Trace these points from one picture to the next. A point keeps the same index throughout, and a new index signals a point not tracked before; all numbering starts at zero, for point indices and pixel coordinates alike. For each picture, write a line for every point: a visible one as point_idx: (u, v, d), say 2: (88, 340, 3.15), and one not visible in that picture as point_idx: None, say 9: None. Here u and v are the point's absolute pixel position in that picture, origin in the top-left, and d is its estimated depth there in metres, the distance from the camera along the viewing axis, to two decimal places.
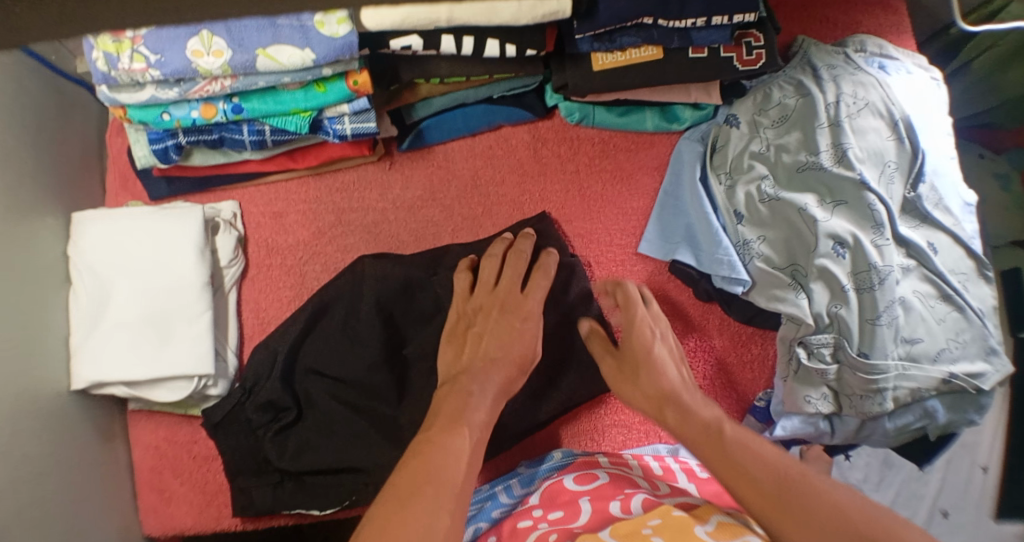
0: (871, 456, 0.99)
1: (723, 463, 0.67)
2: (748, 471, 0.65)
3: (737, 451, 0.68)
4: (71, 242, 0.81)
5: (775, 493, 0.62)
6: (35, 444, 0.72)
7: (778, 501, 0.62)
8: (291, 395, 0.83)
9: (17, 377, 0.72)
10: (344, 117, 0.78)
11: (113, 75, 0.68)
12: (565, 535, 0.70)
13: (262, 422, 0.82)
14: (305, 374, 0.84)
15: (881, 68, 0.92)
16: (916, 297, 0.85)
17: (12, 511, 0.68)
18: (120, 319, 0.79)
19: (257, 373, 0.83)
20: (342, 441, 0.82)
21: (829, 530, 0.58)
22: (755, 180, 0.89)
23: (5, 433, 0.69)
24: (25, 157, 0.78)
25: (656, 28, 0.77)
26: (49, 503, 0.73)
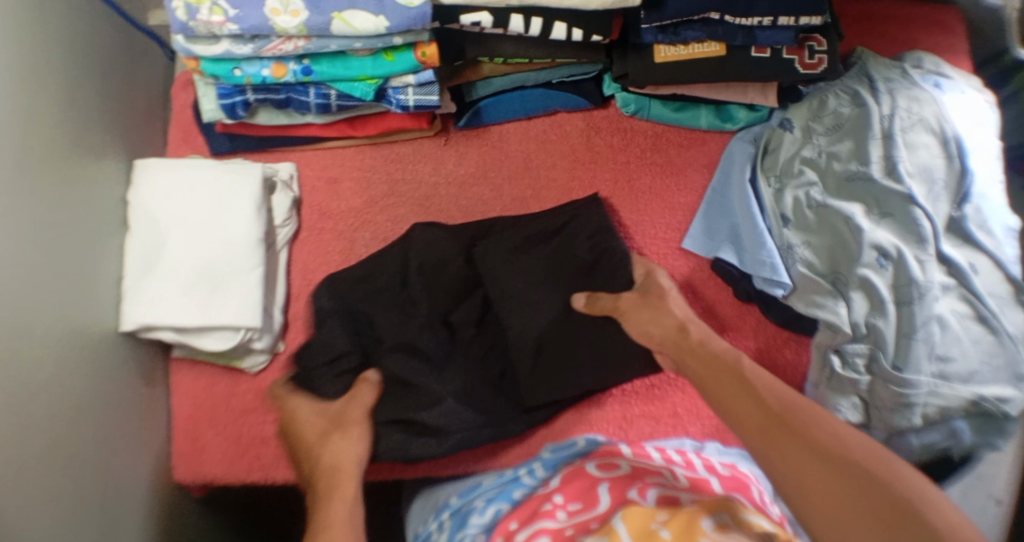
0: None
1: (733, 397, 0.71)
2: (750, 401, 0.69)
3: (744, 382, 0.71)
4: (130, 187, 0.83)
5: (773, 422, 0.67)
6: (80, 379, 0.74)
7: (775, 432, 0.66)
8: (351, 341, 0.84)
9: (69, 313, 0.74)
10: (408, 88, 0.79)
11: (190, 26, 0.69)
12: (580, 531, 0.75)
13: (334, 372, 0.83)
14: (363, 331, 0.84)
15: (937, 85, 0.92)
16: (953, 315, 0.86)
17: (53, 441, 0.70)
18: (173, 264, 0.81)
19: (328, 323, 0.84)
20: (398, 396, 0.82)
21: (826, 460, 0.63)
22: (803, 186, 0.90)
23: (54, 366, 0.71)
24: (93, 100, 0.80)
25: (721, 25, 0.78)
26: (88, 438, 0.75)
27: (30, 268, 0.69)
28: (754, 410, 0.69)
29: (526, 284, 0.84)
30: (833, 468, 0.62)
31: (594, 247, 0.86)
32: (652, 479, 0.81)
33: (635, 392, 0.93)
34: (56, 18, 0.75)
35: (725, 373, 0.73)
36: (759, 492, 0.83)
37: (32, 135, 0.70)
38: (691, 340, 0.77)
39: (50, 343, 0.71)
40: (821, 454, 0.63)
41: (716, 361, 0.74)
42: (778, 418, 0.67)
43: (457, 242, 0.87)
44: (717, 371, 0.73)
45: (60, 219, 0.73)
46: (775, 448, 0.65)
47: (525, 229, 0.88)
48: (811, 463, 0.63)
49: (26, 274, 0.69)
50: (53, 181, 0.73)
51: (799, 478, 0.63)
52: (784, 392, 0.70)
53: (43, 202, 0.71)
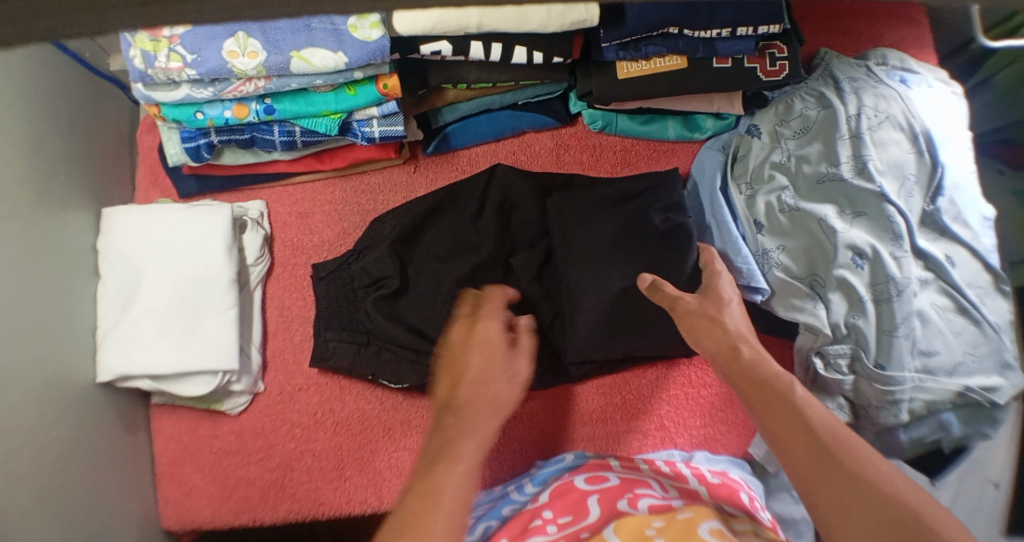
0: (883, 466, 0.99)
1: (780, 420, 0.67)
2: (802, 431, 0.65)
3: (797, 407, 0.66)
4: (100, 235, 0.83)
5: (819, 453, 0.62)
6: (61, 432, 0.74)
7: (818, 464, 0.61)
8: (397, 266, 0.85)
9: (45, 365, 0.73)
10: (373, 120, 0.79)
11: (149, 73, 0.69)
12: (572, 537, 0.71)
13: (373, 296, 0.85)
14: (418, 271, 0.86)
15: (903, 81, 0.93)
16: (933, 309, 0.86)
17: (38, 498, 0.69)
18: (146, 312, 0.80)
19: (371, 260, 0.85)
20: (428, 317, 0.84)
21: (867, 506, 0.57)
22: (775, 190, 0.90)
23: (33, 421, 0.70)
24: (58, 149, 0.79)
25: (681, 38, 0.77)
26: (73, 491, 0.74)
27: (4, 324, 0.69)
28: (800, 441, 0.64)
29: (594, 257, 0.85)
30: (871, 508, 0.57)
31: (668, 221, 0.85)
32: (641, 490, 0.78)
33: (621, 407, 0.93)
34: (15, 70, 0.74)
35: (772, 395, 0.69)
36: (749, 498, 0.81)
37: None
38: (743, 360, 0.73)
39: (28, 399, 0.70)
40: (867, 495, 0.58)
41: (768, 383, 0.70)
42: (827, 453, 0.62)
43: (534, 187, 0.89)
44: (767, 391, 0.69)
45: (30, 270, 0.73)
46: (815, 482, 0.61)
47: (577, 201, 0.87)
48: (855, 507, 0.57)
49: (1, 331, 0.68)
50: (21, 234, 0.72)
51: (837, 518, 0.58)
52: (835, 425, 0.65)
53: (15, 256, 0.71)
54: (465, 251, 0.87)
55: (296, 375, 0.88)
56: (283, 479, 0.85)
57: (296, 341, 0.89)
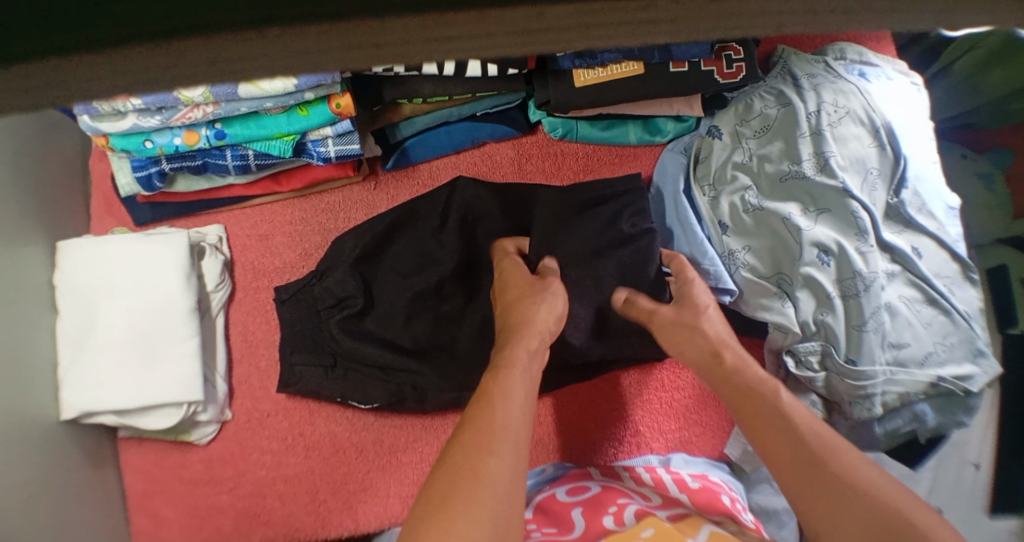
0: None
1: (765, 428, 0.67)
2: (789, 439, 0.65)
3: (782, 415, 0.67)
4: (56, 269, 0.81)
5: (802, 459, 0.63)
6: (25, 474, 0.72)
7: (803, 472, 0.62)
8: (359, 285, 0.84)
9: (5, 408, 0.72)
10: (328, 139, 0.78)
11: (93, 104, 0.67)
12: None
13: (339, 316, 0.84)
14: (381, 289, 0.86)
15: (862, 75, 0.93)
16: (902, 302, 0.86)
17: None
18: (107, 347, 0.79)
19: (331, 282, 0.84)
20: (396, 335, 0.84)
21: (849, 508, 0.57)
22: (738, 190, 0.89)
23: None
24: (8, 184, 0.77)
25: (636, 44, 0.77)
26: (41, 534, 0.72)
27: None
28: (787, 449, 0.64)
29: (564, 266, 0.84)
30: (857, 511, 0.57)
31: (636, 226, 0.85)
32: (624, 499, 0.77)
33: (595, 415, 0.93)
34: None
35: (755, 404, 0.70)
36: (730, 499, 0.81)
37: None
38: (727, 368, 0.74)
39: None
40: (853, 500, 0.58)
41: (754, 395, 0.70)
42: (815, 459, 0.62)
43: (495, 198, 0.88)
44: (756, 402, 0.70)
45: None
46: (802, 487, 0.61)
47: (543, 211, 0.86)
48: (843, 513, 0.57)
49: None
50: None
51: (828, 526, 0.58)
52: (821, 430, 0.65)
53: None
54: (427, 266, 0.86)
55: (264, 400, 0.87)
56: (255, 507, 0.84)
57: (262, 366, 0.87)
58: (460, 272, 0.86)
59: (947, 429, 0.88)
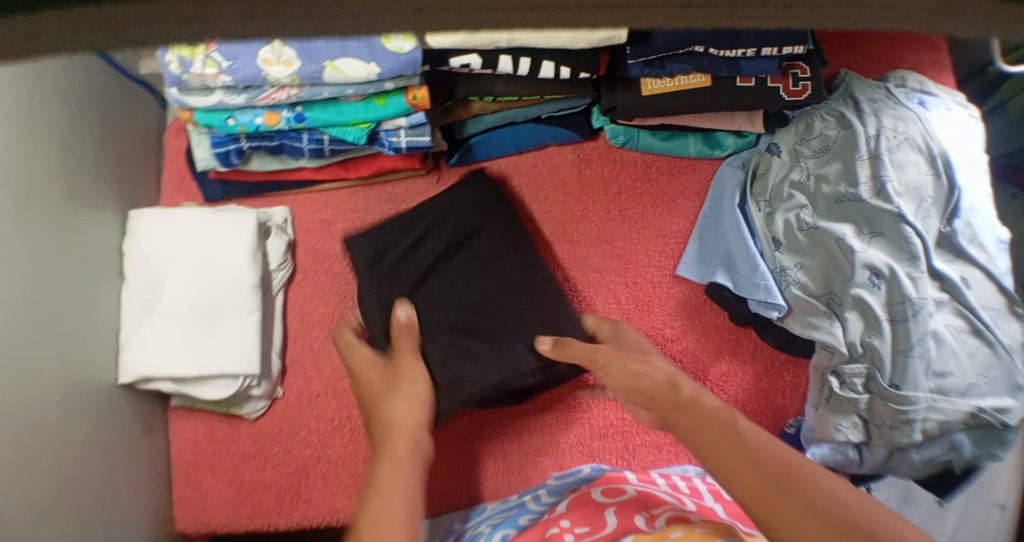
0: (890, 490, 0.93)
1: (685, 416, 0.66)
2: (747, 464, 0.57)
3: (740, 438, 0.60)
4: (127, 236, 0.83)
5: (712, 435, 0.62)
6: (80, 432, 0.73)
7: (710, 443, 0.61)
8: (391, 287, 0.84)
9: (68, 364, 0.73)
10: (400, 130, 0.79)
11: (184, 78, 0.69)
12: None
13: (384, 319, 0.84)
14: (431, 289, 0.85)
15: (921, 103, 0.93)
16: (948, 330, 0.84)
17: (52, 499, 0.68)
18: (173, 311, 0.81)
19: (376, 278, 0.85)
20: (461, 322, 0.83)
21: (763, 468, 0.56)
22: (794, 209, 0.91)
23: (53, 421, 0.70)
24: (88, 150, 0.80)
25: (707, 56, 0.78)
26: (92, 494, 0.73)
27: (29, 324, 0.68)
28: (739, 471, 0.57)
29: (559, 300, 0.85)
30: (764, 472, 0.56)
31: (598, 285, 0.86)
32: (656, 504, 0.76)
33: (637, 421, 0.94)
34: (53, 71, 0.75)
35: (688, 399, 0.67)
36: None
37: (21, 191, 0.68)
38: (682, 397, 0.68)
39: (49, 399, 0.70)
40: (751, 460, 0.57)
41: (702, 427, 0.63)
42: (774, 479, 0.55)
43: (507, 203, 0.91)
44: (698, 423, 0.64)
45: (55, 272, 0.72)
46: (713, 455, 0.60)
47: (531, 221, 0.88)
48: (743, 479, 0.56)
49: (29, 328, 0.68)
50: (43, 237, 0.71)
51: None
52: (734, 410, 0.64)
53: (39, 256, 0.70)
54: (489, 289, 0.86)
55: (315, 381, 0.89)
56: (299, 485, 0.86)
57: (316, 347, 0.90)
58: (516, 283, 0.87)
59: (982, 463, 0.84)
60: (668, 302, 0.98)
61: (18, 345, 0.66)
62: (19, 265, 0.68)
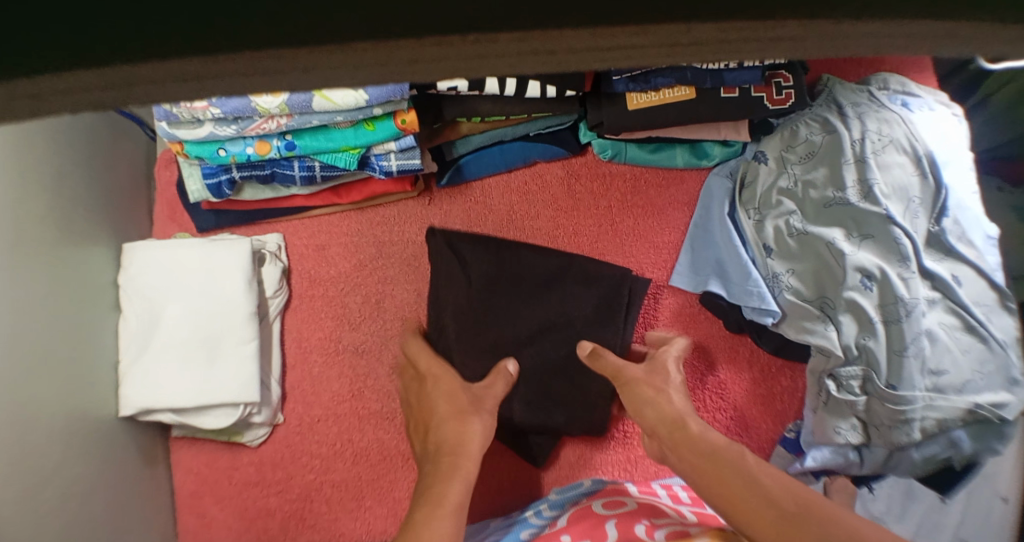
0: (892, 487, 0.95)
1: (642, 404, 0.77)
2: (738, 486, 0.64)
3: (751, 478, 0.64)
4: (121, 269, 0.84)
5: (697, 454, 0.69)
6: (83, 466, 0.73)
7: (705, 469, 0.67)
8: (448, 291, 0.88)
9: (68, 401, 0.73)
10: (391, 154, 0.81)
11: (175, 112, 0.69)
12: None
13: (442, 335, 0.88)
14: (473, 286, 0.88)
15: (904, 105, 0.94)
16: (941, 328, 0.85)
17: (59, 532, 0.68)
18: (171, 343, 0.81)
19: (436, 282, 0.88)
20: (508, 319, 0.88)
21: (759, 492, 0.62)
22: (783, 215, 0.91)
23: (55, 456, 0.69)
24: (81, 186, 0.80)
25: (689, 69, 0.78)
26: (100, 530, 0.73)
27: (28, 365, 0.68)
28: (743, 503, 0.62)
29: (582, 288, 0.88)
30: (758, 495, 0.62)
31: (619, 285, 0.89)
32: (656, 517, 0.76)
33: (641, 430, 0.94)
34: None
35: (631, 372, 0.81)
36: None
37: (13, 231, 0.69)
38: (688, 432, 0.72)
39: (51, 439, 0.69)
40: (743, 485, 0.63)
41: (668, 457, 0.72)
42: (790, 518, 0.59)
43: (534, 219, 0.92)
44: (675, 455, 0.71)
45: (51, 310, 0.73)
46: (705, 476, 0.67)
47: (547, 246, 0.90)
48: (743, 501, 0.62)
49: (25, 366, 0.68)
50: (39, 274, 0.72)
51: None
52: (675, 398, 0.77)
53: (35, 296, 0.71)
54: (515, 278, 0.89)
55: (314, 406, 0.89)
56: (302, 511, 0.86)
57: (314, 372, 0.90)
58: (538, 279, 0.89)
59: (982, 459, 0.83)
60: (664, 312, 0.98)
61: (18, 387, 0.66)
62: (15, 302, 0.68)
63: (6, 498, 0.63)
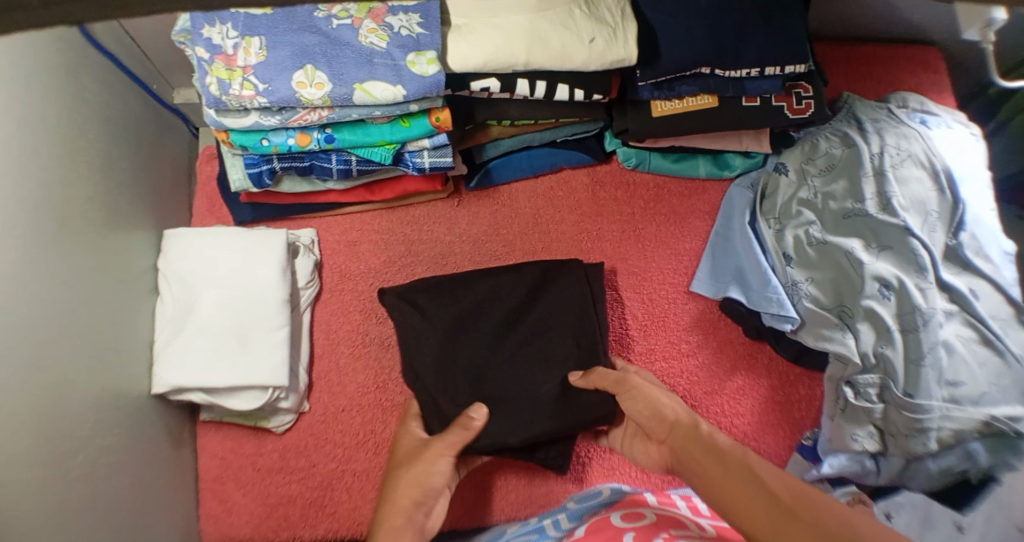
0: (908, 513, 0.85)
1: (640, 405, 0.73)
2: (742, 487, 0.59)
3: (748, 471, 0.59)
4: (160, 255, 0.87)
5: (699, 456, 0.64)
6: (115, 438, 0.74)
7: (706, 472, 0.62)
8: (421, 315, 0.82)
9: (103, 373, 0.75)
10: (424, 151, 0.84)
11: (223, 100, 0.71)
12: None
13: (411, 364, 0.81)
14: (438, 307, 0.82)
15: (923, 122, 0.95)
16: (958, 340, 0.84)
17: (90, 499, 0.69)
18: (205, 325, 0.83)
19: (410, 302, 0.82)
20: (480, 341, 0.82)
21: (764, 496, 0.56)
22: (803, 225, 0.93)
23: (89, 425, 0.71)
24: (126, 172, 0.84)
25: (712, 77, 0.81)
26: (127, 500, 0.75)
27: (71, 331, 0.71)
28: (748, 506, 0.57)
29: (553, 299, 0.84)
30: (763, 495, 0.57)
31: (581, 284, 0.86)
32: (676, 530, 0.73)
33: None
34: (95, 95, 0.79)
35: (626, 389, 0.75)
36: None
37: (63, 204, 0.72)
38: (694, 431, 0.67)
39: (86, 405, 0.71)
40: (747, 488, 0.58)
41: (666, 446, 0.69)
42: (785, 513, 0.54)
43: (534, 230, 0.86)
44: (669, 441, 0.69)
45: (92, 282, 0.75)
46: (709, 477, 0.62)
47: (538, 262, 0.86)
48: (749, 504, 0.57)
49: (64, 334, 0.70)
50: (81, 249, 0.74)
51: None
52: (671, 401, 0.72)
53: (79, 267, 0.73)
54: (483, 303, 0.83)
55: (340, 396, 0.91)
56: (323, 500, 0.87)
57: (341, 363, 0.92)
58: (511, 293, 0.84)
59: (999, 474, 0.81)
60: (683, 318, 1.00)
61: (59, 349, 0.69)
62: (57, 273, 0.70)
63: (39, 457, 0.64)
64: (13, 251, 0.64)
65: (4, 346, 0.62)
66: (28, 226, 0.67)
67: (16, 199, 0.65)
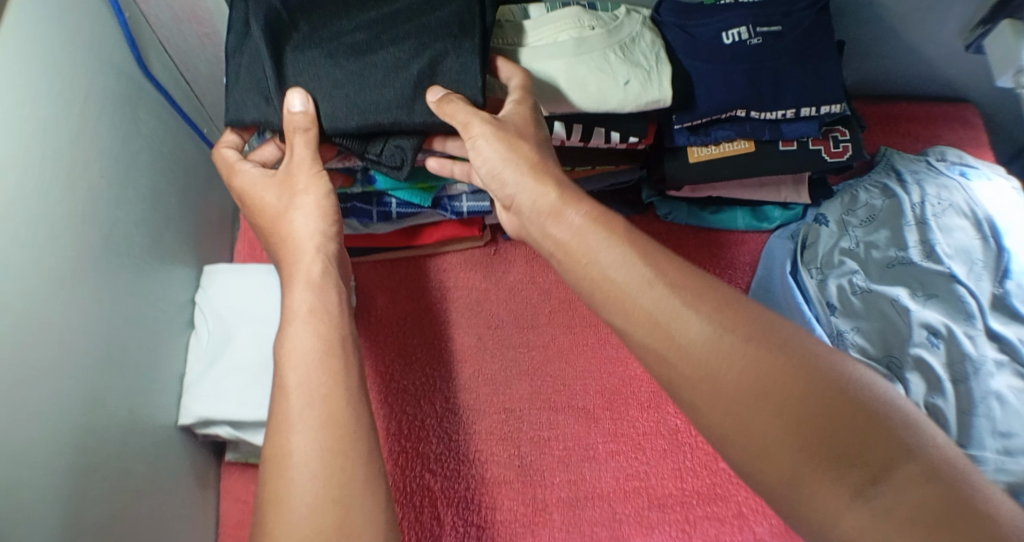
0: None
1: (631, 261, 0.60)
2: (793, 375, 0.52)
3: (797, 356, 0.53)
4: (200, 291, 0.88)
5: (738, 346, 0.54)
6: (136, 463, 0.72)
7: (746, 358, 0.53)
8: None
9: (130, 397, 0.74)
10: (463, 196, 0.86)
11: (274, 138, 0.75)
12: None
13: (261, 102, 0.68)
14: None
15: (963, 174, 0.94)
16: (1011, 393, 0.78)
17: (103, 521, 0.67)
18: (238, 359, 0.83)
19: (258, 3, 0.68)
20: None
21: (814, 385, 0.51)
22: (846, 274, 0.90)
23: (111, 446, 0.69)
24: (172, 205, 0.87)
25: (748, 121, 0.83)
26: (142, 528, 0.71)
27: (104, 343, 0.71)
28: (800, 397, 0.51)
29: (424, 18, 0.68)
30: (815, 387, 0.51)
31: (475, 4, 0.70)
32: None
33: (702, 491, 0.84)
34: (148, 128, 0.83)
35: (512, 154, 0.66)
36: None
37: (108, 221, 0.74)
38: (718, 306, 0.56)
39: (110, 423, 0.70)
40: (791, 379, 0.52)
41: (668, 320, 0.56)
42: (841, 402, 0.50)
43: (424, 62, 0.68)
44: (626, 300, 0.58)
45: (131, 301, 0.76)
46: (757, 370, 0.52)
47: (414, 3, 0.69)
48: (800, 396, 0.51)
49: (97, 349, 0.70)
50: (123, 270, 0.76)
51: (822, 513, 0.49)
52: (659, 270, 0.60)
53: (120, 286, 0.75)
54: None
55: None
56: None
57: None
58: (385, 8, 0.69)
59: None
60: None
61: (92, 362, 0.69)
62: (96, 286, 0.71)
63: (57, 469, 0.63)
64: (61, 255, 0.67)
65: (41, 344, 0.63)
66: (74, 236, 0.69)
67: (66, 210, 0.68)
